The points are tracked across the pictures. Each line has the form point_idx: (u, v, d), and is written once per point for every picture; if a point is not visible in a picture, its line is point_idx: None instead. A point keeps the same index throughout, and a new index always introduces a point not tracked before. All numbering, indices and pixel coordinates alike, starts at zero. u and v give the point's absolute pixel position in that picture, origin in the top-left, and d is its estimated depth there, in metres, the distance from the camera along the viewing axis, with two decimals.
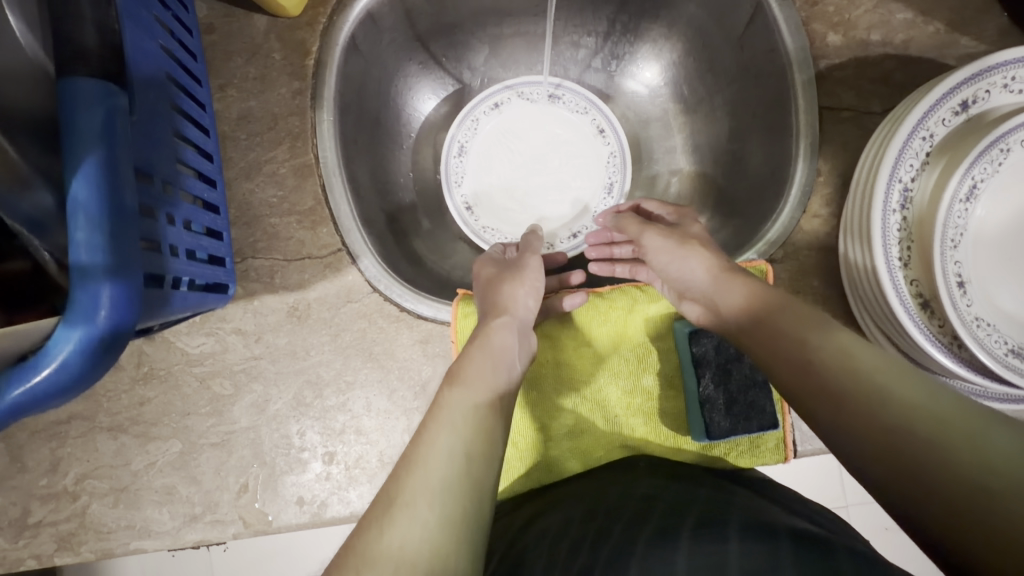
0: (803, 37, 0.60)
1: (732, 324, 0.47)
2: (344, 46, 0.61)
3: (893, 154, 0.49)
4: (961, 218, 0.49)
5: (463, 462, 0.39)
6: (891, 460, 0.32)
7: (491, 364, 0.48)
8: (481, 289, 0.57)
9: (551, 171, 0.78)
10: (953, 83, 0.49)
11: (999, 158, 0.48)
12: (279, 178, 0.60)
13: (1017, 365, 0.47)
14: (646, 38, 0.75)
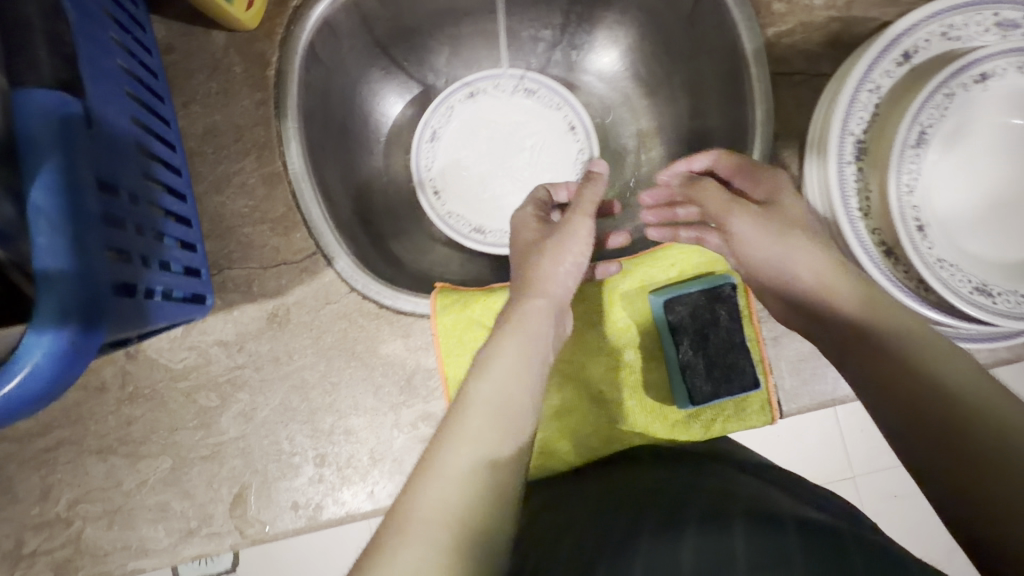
0: (749, 8, 0.61)
1: (782, 297, 0.51)
2: (303, 52, 0.62)
3: (841, 110, 0.51)
4: (915, 164, 0.50)
5: (487, 471, 0.41)
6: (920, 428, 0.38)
7: (531, 353, 0.48)
8: (526, 256, 0.55)
9: (521, 164, 0.78)
10: (891, 36, 0.50)
11: (944, 103, 0.49)
12: (249, 189, 0.61)
13: (982, 301, 0.48)
14: (601, 26, 0.77)
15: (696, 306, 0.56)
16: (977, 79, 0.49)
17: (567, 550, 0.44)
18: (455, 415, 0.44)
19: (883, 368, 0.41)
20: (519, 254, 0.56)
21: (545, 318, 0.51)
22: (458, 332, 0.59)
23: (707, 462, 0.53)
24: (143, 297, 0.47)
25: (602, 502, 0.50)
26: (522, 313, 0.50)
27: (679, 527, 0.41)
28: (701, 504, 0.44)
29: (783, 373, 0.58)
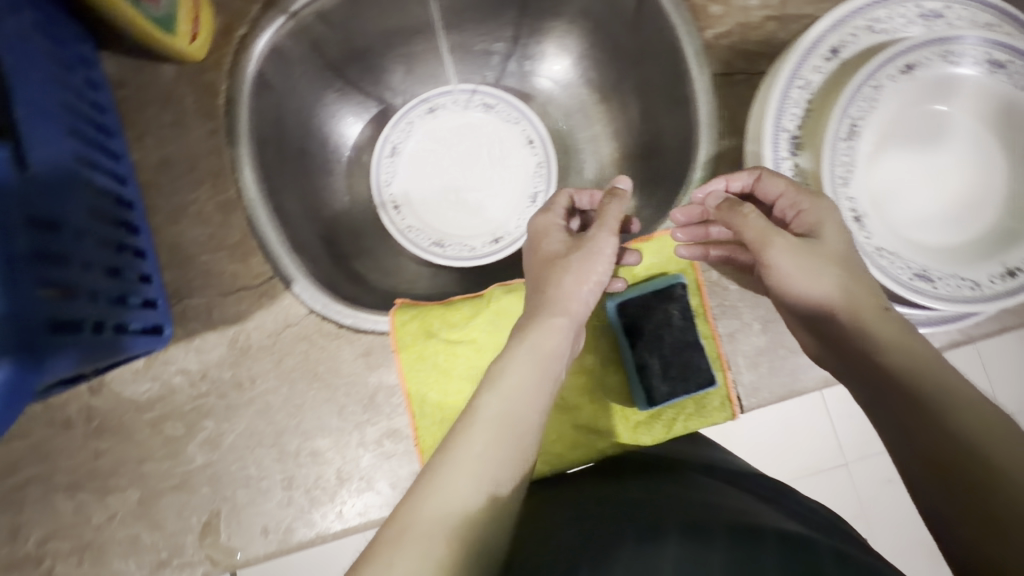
0: (687, 12, 0.62)
1: (796, 315, 0.49)
2: (252, 80, 0.63)
3: (774, 108, 0.52)
4: (848, 156, 0.51)
5: (492, 488, 0.44)
6: (921, 445, 0.39)
7: (546, 372, 0.50)
8: (546, 272, 0.55)
9: (481, 176, 0.79)
10: (817, 33, 0.51)
11: (871, 96, 0.50)
12: (205, 218, 0.61)
13: (922, 287, 0.49)
14: (552, 36, 0.78)
15: (644, 307, 0.59)
16: (902, 71, 0.50)
17: (544, 558, 0.43)
18: (464, 426, 0.47)
19: (891, 386, 0.41)
20: (542, 268, 0.56)
21: (562, 335, 0.52)
22: (418, 348, 0.59)
23: (686, 470, 0.53)
24: (93, 332, 0.49)
25: (592, 504, 0.50)
26: (541, 328, 0.52)
27: (657, 535, 0.41)
28: (684, 513, 0.43)
29: (741, 369, 0.59)
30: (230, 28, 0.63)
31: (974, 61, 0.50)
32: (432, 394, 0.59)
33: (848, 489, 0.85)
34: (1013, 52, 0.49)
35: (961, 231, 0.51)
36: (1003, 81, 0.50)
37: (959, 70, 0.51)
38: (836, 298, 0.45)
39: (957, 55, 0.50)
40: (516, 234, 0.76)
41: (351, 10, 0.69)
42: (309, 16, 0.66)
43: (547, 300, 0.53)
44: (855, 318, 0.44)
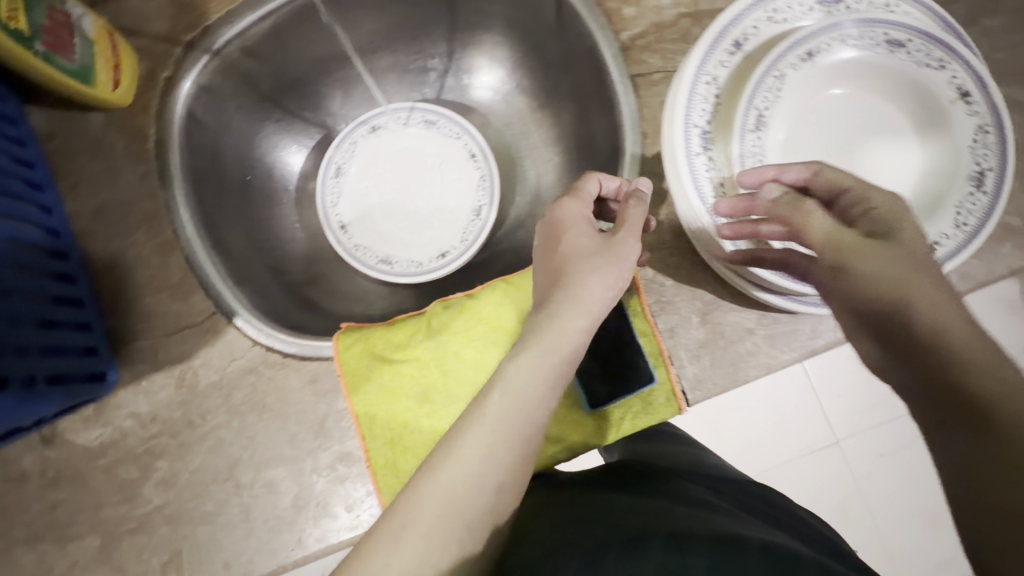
0: (602, 16, 0.63)
1: (848, 307, 0.40)
2: (182, 119, 0.65)
3: (683, 105, 0.53)
4: (756, 147, 0.53)
5: (494, 494, 0.43)
6: (989, 486, 0.30)
7: (560, 374, 0.48)
8: (577, 265, 0.51)
9: (427, 194, 0.80)
10: (718, 27, 0.52)
11: (777, 85, 0.52)
12: (144, 260, 0.62)
13: None
14: (484, 49, 0.79)
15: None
16: (804, 58, 0.51)
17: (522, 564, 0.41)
18: (469, 417, 0.45)
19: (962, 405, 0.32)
20: (562, 262, 0.52)
21: (580, 337, 0.50)
22: (363, 371, 0.60)
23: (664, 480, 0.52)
24: (17, 386, 0.50)
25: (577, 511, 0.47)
26: (558, 326, 0.49)
27: (642, 540, 0.38)
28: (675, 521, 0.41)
29: (684, 362, 0.60)
30: (154, 71, 0.64)
31: (872, 43, 0.51)
32: (381, 415, 0.59)
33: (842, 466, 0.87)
34: (908, 30, 0.50)
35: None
36: (903, 60, 0.52)
37: (859, 53, 0.52)
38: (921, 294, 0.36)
39: (855, 39, 0.52)
40: (463, 248, 0.77)
41: (276, 42, 0.70)
42: (234, 51, 0.67)
43: (570, 298, 0.50)
44: (933, 319, 0.35)
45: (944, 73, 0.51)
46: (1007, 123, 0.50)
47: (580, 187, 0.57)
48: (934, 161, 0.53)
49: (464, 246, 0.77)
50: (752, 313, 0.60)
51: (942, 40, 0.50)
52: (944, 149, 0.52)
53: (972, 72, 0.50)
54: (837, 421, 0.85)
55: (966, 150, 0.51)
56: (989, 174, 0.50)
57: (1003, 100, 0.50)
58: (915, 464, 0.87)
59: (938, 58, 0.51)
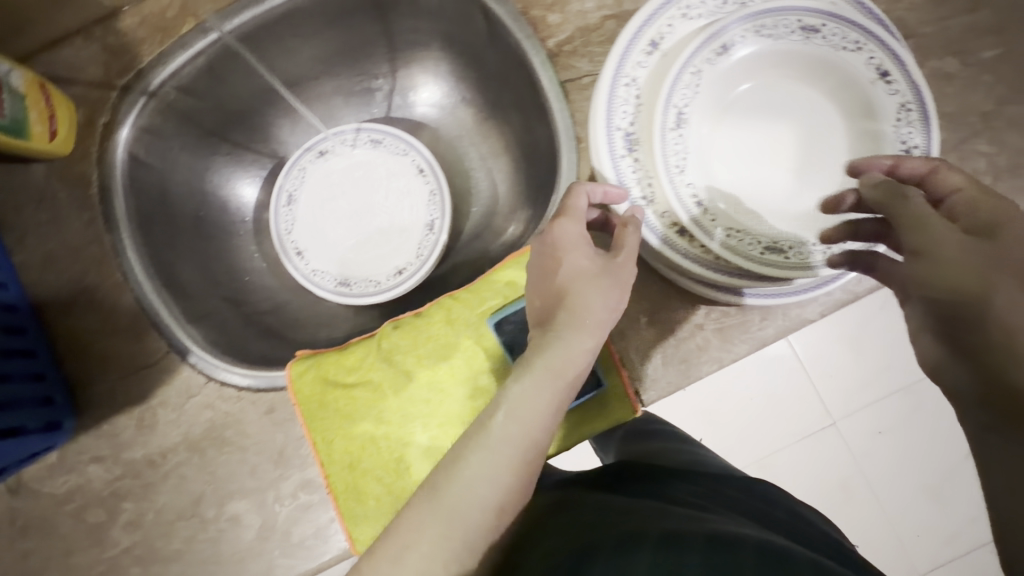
0: (528, 25, 0.64)
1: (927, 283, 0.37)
2: (124, 162, 0.66)
3: (604, 109, 0.53)
4: (679, 144, 0.53)
5: (495, 514, 0.43)
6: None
7: (565, 397, 0.45)
8: (578, 283, 0.47)
9: (381, 213, 0.81)
10: (632, 29, 0.53)
11: (694, 81, 0.53)
12: (95, 305, 0.63)
13: (772, 260, 0.50)
14: (425, 65, 0.80)
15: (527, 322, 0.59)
16: (720, 52, 0.53)
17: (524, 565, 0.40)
18: (473, 438, 0.44)
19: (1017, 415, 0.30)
20: (562, 286, 0.47)
21: (583, 359, 0.46)
22: (317, 398, 0.60)
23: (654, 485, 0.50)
24: None
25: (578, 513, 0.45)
26: (562, 348, 0.45)
27: (633, 543, 0.36)
28: (669, 522, 0.39)
29: (636, 363, 0.60)
30: (92, 118, 0.65)
31: (788, 30, 0.52)
32: (338, 440, 0.60)
33: (840, 446, 0.88)
34: (821, 16, 0.51)
35: (805, 194, 0.54)
36: (820, 45, 0.52)
37: (775, 42, 0.53)
38: (1011, 295, 0.32)
39: (769, 28, 0.52)
40: (418, 264, 0.77)
41: (213, 78, 0.71)
42: (170, 91, 0.68)
43: (573, 320, 0.46)
44: (1010, 319, 0.32)
45: (862, 55, 0.51)
46: (928, 99, 0.49)
47: (570, 204, 0.51)
48: (862, 142, 0.53)
49: (420, 262, 0.77)
50: (699, 308, 0.60)
51: (855, 23, 0.50)
52: (871, 129, 0.52)
53: (889, 51, 0.50)
54: (832, 400, 0.85)
55: (891, 129, 0.51)
56: (915, 151, 0.50)
57: (923, 76, 0.49)
58: (915, 439, 0.88)
59: (854, 40, 0.51)
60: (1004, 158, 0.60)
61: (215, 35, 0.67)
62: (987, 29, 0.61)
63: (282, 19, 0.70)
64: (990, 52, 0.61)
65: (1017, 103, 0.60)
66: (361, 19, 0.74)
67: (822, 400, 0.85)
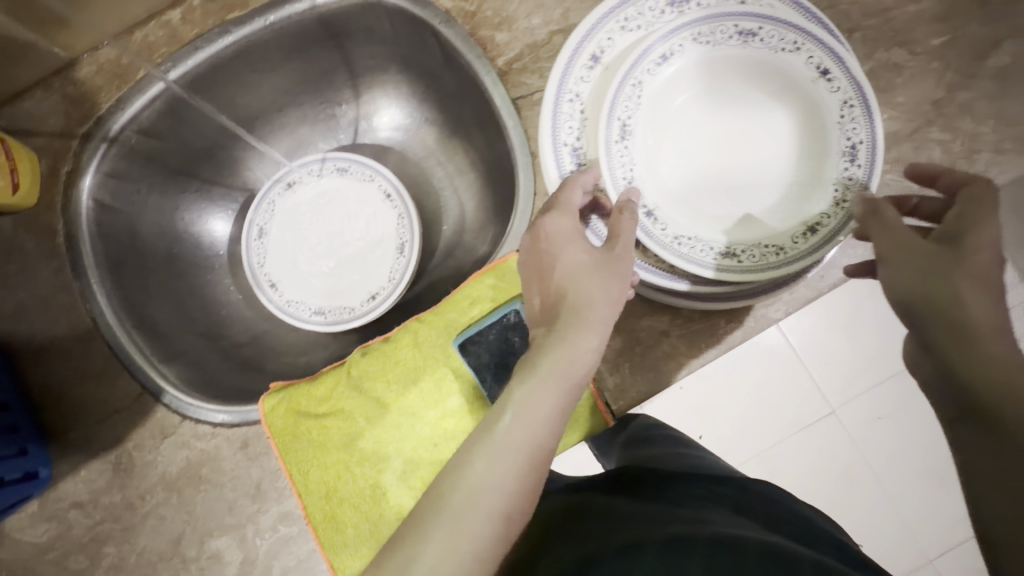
0: (477, 46, 0.64)
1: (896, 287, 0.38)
2: (89, 209, 0.67)
3: (550, 125, 0.55)
4: (624, 156, 0.54)
5: (502, 522, 0.40)
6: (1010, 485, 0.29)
7: (569, 400, 0.45)
8: (576, 279, 0.48)
9: (352, 239, 0.81)
10: (572, 45, 0.54)
11: (636, 93, 0.54)
12: (66, 351, 0.64)
13: (725, 265, 0.51)
14: (386, 90, 0.81)
15: (492, 342, 0.59)
16: (660, 62, 0.54)
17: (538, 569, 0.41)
18: (477, 441, 0.42)
19: (974, 403, 0.32)
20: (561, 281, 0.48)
21: (589, 360, 0.46)
22: (292, 428, 0.60)
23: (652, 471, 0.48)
24: None
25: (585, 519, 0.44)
26: (568, 347, 0.46)
27: (638, 549, 0.36)
28: (674, 522, 0.38)
29: (604, 373, 0.60)
30: (55, 167, 0.66)
31: (726, 36, 0.53)
32: (313, 470, 0.60)
33: (845, 438, 0.78)
34: (757, 19, 0.52)
35: (759, 194, 0.55)
36: (759, 47, 0.53)
37: (714, 49, 0.54)
38: (967, 294, 0.35)
39: (707, 35, 0.53)
40: (390, 287, 0.77)
41: (174, 118, 0.71)
42: (131, 135, 0.69)
43: (577, 318, 0.46)
44: (963, 318, 0.34)
45: (801, 54, 0.52)
46: (869, 94, 0.50)
47: (563, 198, 0.51)
48: (812, 139, 0.53)
49: (392, 285, 0.77)
50: (663, 315, 0.60)
51: (791, 24, 0.51)
52: (818, 126, 0.53)
53: (826, 49, 0.50)
54: (829, 386, 0.75)
55: (836, 126, 0.52)
56: (862, 147, 0.50)
57: (863, 72, 0.50)
58: (909, 427, 0.77)
59: (792, 41, 0.52)
60: (959, 144, 0.60)
61: (159, 88, 0.67)
62: (932, 17, 0.62)
63: (236, 58, 0.70)
64: (937, 40, 0.62)
65: (966, 89, 0.61)
66: (318, 51, 0.74)
67: (817, 381, 0.75)
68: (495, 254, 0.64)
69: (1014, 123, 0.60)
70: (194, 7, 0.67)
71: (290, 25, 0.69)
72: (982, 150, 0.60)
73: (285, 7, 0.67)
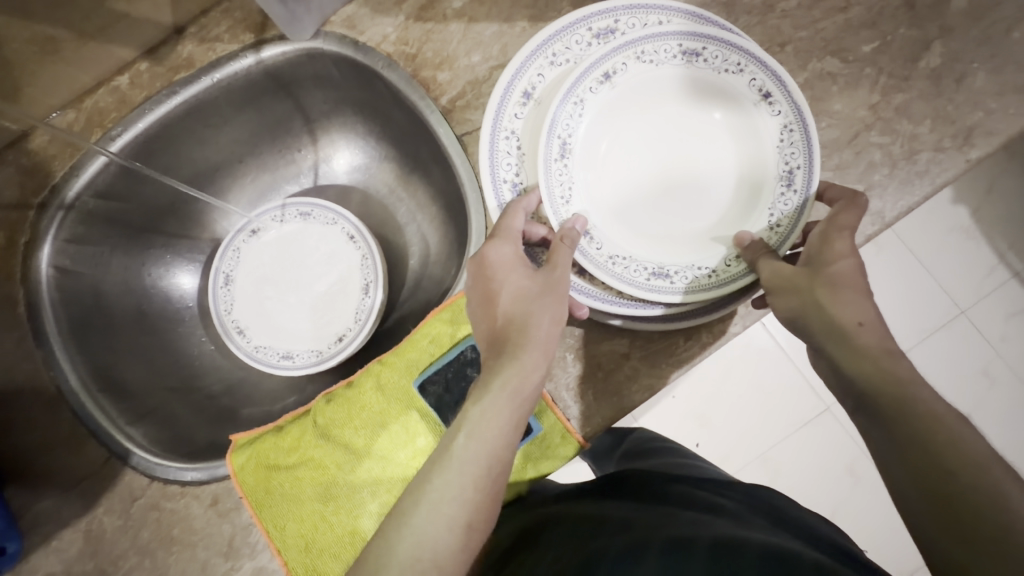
0: (419, 86, 0.65)
1: (784, 300, 0.48)
2: (50, 277, 0.67)
3: (489, 163, 0.57)
4: (564, 175, 0.56)
5: (464, 532, 0.41)
6: (913, 461, 0.37)
7: (520, 414, 0.46)
8: (522, 305, 0.49)
9: (320, 282, 0.82)
10: (505, 83, 0.57)
11: (577, 111, 0.56)
12: (33, 420, 0.64)
13: (658, 284, 0.54)
14: (342, 135, 0.83)
15: (450, 378, 0.61)
16: (603, 79, 0.56)
17: (532, 550, 0.44)
18: (435, 462, 0.44)
19: (872, 400, 0.41)
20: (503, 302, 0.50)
21: (537, 375, 0.47)
22: (263, 483, 0.60)
23: (651, 476, 0.48)
24: None
25: (569, 518, 0.45)
26: (517, 367, 0.47)
27: (639, 555, 0.35)
28: (673, 524, 0.38)
29: (569, 402, 0.60)
30: (12, 238, 0.67)
31: (671, 54, 0.56)
32: (290, 524, 0.59)
33: (846, 435, 0.98)
34: (700, 40, 0.54)
35: (697, 211, 0.57)
36: (702, 67, 0.55)
37: (658, 67, 0.56)
38: (829, 304, 0.45)
39: (651, 53, 0.56)
40: (355, 329, 0.77)
41: (130, 179, 0.72)
42: (88, 201, 0.70)
43: (523, 339, 0.48)
44: (835, 321, 0.45)
45: (744, 76, 0.55)
46: (807, 118, 0.53)
47: (505, 225, 0.53)
48: (751, 160, 0.57)
49: (358, 326, 0.77)
50: (622, 338, 0.60)
51: (734, 45, 0.54)
52: (758, 146, 0.56)
53: (768, 72, 0.53)
54: (819, 390, 0.97)
55: (776, 148, 0.55)
56: (799, 171, 0.53)
57: (801, 97, 0.52)
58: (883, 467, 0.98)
59: (736, 62, 0.54)
60: (899, 146, 0.61)
61: (104, 159, 0.68)
62: (861, 25, 0.63)
63: (187, 115, 0.71)
64: (868, 46, 0.63)
65: (901, 92, 0.62)
66: (271, 101, 0.76)
67: (810, 388, 0.97)
68: (453, 289, 0.65)
69: (951, 121, 0.61)
70: (142, 70, 0.69)
71: (239, 80, 0.70)
72: (923, 150, 0.61)
73: (232, 63, 0.69)
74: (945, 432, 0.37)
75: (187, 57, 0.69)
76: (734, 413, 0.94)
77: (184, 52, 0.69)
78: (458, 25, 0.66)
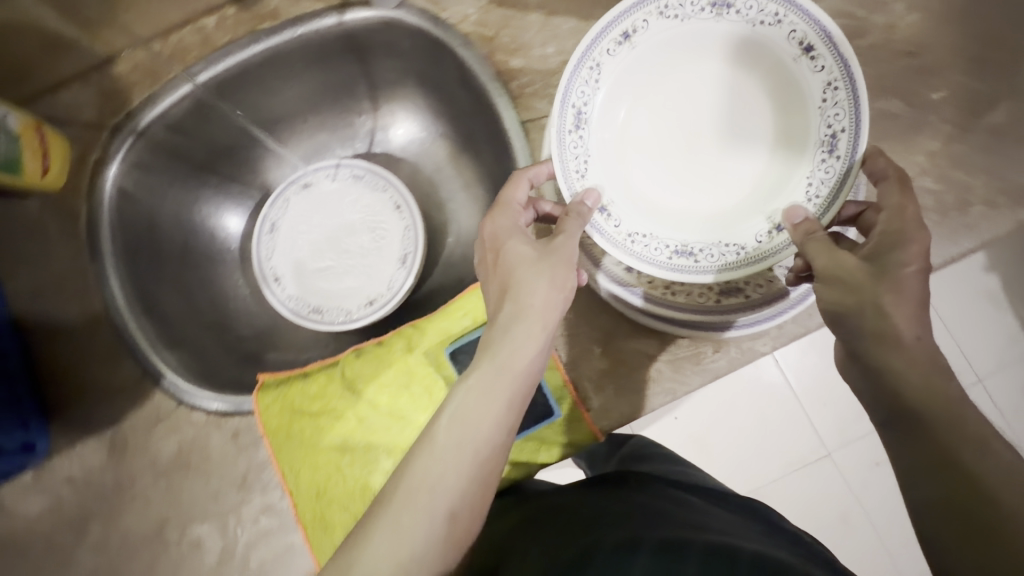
0: (491, 68, 0.67)
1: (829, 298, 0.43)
2: (111, 197, 0.70)
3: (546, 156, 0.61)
4: (578, 147, 0.56)
5: (447, 522, 0.39)
6: (964, 502, 0.32)
7: (514, 396, 0.45)
8: (518, 269, 0.49)
9: (359, 244, 0.84)
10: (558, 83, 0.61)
11: (593, 75, 0.55)
12: (73, 333, 0.67)
13: (681, 262, 0.53)
14: (400, 105, 0.84)
15: None
16: (621, 40, 0.55)
17: (535, 533, 0.45)
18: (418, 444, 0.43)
19: (914, 417, 0.36)
20: (506, 275, 0.50)
21: (534, 359, 0.47)
22: (285, 427, 0.62)
23: (650, 481, 0.49)
24: None
25: (571, 510, 0.46)
26: (511, 344, 0.47)
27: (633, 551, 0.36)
28: (670, 526, 0.39)
29: (590, 393, 0.61)
30: (83, 156, 0.71)
31: (698, 8, 0.54)
32: (304, 471, 0.61)
33: (838, 477, 0.96)
34: None
35: (725, 179, 0.57)
36: (735, 20, 0.53)
37: (682, 22, 0.55)
38: (892, 312, 0.39)
39: (674, 8, 0.54)
40: (387, 294, 0.79)
41: (200, 117, 0.75)
42: (158, 130, 0.73)
43: (517, 314, 0.47)
44: (889, 328, 0.39)
45: (782, 28, 0.52)
46: (855, 74, 0.48)
47: (506, 196, 0.55)
48: (790, 117, 0.54)
49: (388, 294, 0.79)
50: (650, 340, 0.61)
51: None
52: (800, 102, 0.53)
53: (808, 23, 0.50)
54: (827, 435, 0.94)
55: (818, 108, 0.52)
56: (842, 135, 0.50)
57: (849, 51, 0.48)
58: (871, 531, 0.95)
59: (772, 13, 0.51)
60: (951, 196, 0.62)
61: (186, 87, 0.72)
62: (933, 72, 0.64)
63: (264, 64, 0.74)
64: (935, 93, 0.63)
65: (960, 143, 0.63)
66: (339, 62, 0.77)
67: (817, 433, 0.94)
68: None
69: (1006, 179, 0.62)
70: (228, 15, 0.72)
71: (316, 38, 0.73)
72: (973, 204, 0.62)
73: (315, 22, 0.71)
74: (999, 461, 0.32)
75: (273, 9, 0.72)
76: (731, 435, 0.92)
77: (271, 3, 0.71)
78: (539, 14, 0.67)
